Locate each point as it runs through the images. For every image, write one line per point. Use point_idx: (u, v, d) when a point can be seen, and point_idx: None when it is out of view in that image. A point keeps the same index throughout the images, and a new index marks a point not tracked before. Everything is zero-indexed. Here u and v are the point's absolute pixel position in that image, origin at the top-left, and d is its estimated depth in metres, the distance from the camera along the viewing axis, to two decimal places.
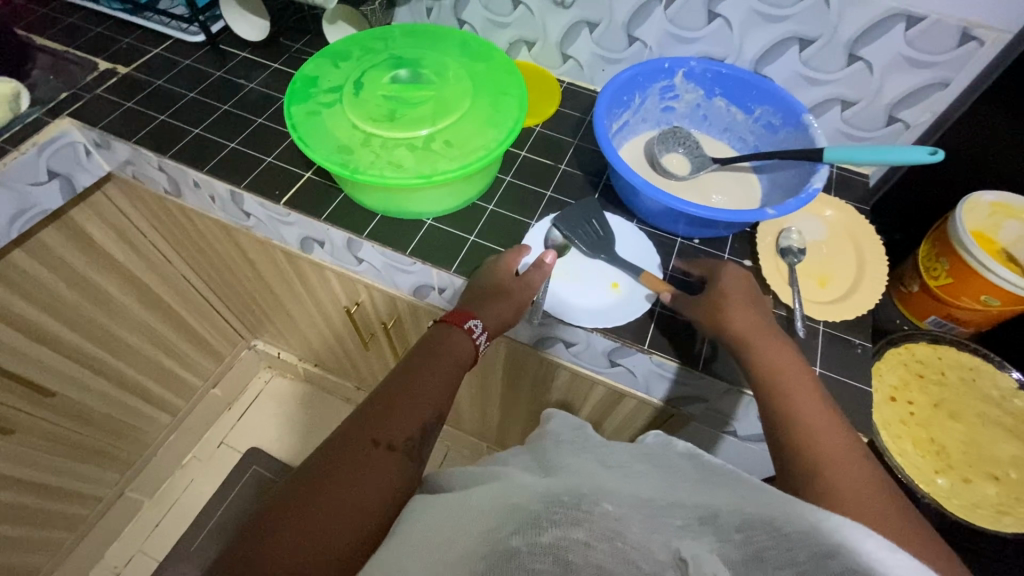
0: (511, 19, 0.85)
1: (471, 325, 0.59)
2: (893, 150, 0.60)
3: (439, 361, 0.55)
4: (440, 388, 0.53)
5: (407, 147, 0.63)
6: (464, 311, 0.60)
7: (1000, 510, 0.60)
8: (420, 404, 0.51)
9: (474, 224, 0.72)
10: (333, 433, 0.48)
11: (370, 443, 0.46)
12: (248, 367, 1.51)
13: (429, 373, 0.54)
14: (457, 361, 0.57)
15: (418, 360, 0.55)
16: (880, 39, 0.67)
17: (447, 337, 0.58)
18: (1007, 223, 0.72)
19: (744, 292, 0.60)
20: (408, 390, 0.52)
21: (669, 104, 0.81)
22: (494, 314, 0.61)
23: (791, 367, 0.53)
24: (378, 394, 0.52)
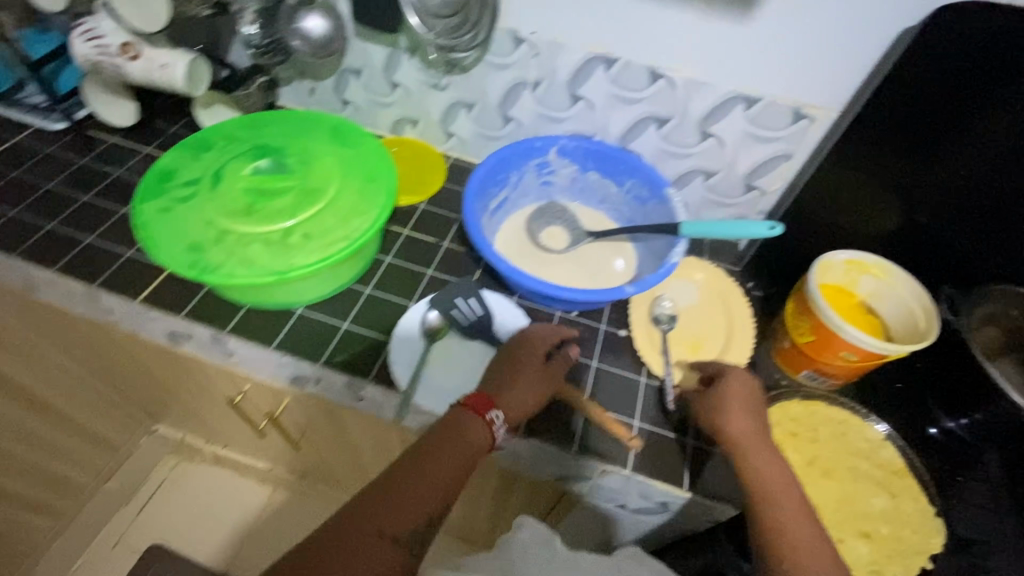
0: (392, 99, 0.86)
1: (491, 416, 0.57)
2: (739, 227, 0.65)
3: (456, 452, 0.53)
4: (450, 479, 0.52)
5: (262, 242, 0.61)
6: (486, 400, 0.57)
7: (872, 567, 0.62)
8: (426, 495, 0.51)
9: (348, 310, 0.71)
10: (342, 509, 0.49)
11: (374, 534, 0.47)
12: (149, 454, 1.38)
13: (439, 462, 0.52)
14: (472, 453, 0.54)
15: (432, 449, 0.53)
16: (725, 118, 0.72)
17: (462, 423, 0.55)
18: (861, 278, 0.78)
19: (749, 392, 0.60)
20: (418, 478, 0.51)
21: (547, 179, 0.83)
22: (507, 402, 0.59)
23: (782, 478, 0.54)
24: (391, 472, 0.52)
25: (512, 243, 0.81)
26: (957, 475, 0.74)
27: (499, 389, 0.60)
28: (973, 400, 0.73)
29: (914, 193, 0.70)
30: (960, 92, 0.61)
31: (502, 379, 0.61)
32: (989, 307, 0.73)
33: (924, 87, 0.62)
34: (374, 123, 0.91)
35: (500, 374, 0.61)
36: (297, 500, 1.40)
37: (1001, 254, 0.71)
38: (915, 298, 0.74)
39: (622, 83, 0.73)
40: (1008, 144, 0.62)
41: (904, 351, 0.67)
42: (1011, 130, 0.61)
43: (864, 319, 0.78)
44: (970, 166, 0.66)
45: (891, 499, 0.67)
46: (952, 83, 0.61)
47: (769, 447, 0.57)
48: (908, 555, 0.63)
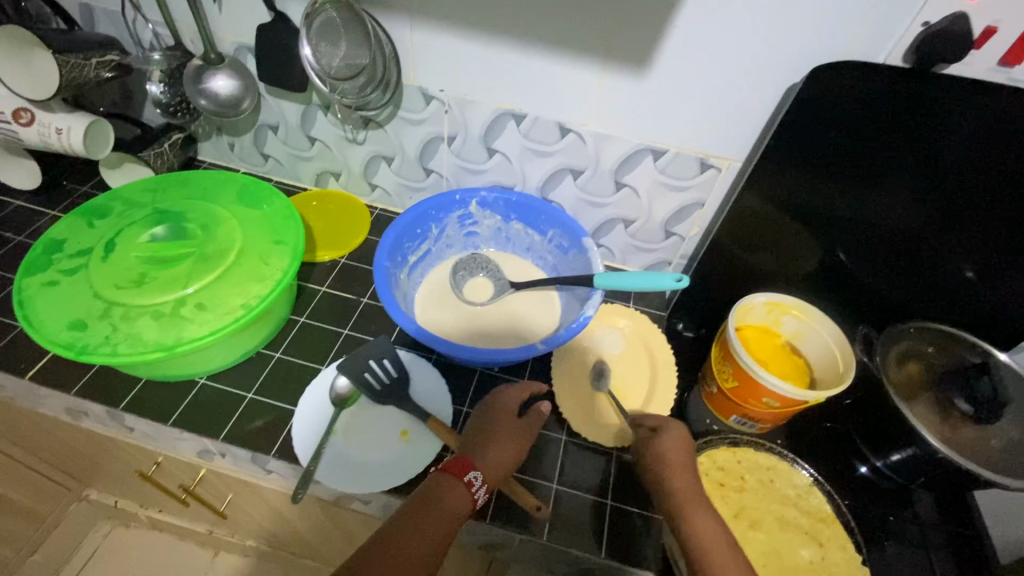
0: (312, 153, 0.85)
1: (470, 478, 0.54)
2: (646, 278, 0.65)
3: (437, 523, 0.51)
4: (434, 548, 0.50)
5: (151, 315, 0.58)
6: (467, 462, 0.55)
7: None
8: (409, 567, 0.49)
9: (255, 378, 0.68)
10: None
11: None
12: (80, 524, 1.30)
13: (420, 530, 0.50)
14: (454, 520, 0.52)
15: (415, 516, 0.51)
16: (636, 169, 0.73)
17: (441, 488, 0.53)
18: (783, 318, 0.78)
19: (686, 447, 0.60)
20: (402, 553, 0.49)
21: (470, 230, 0.83)
22: (487, 465, 0.56)
23: (719, 543, 0.53)
24: (374, 550, 0.49)
25: (434, 297, 0.79)
26: (886, 513, 0.73)
27: (475, 449, 0.57)
28: (891, 437, 0.72)
29: (827, 232, 0.72)
30: (856, 140, 0.63)
31: (477, 439, 0.59)
32: (906, 345, 0.74)
33: (820, 138, 0.63)
34: (296, 177, 0.90)
35: (475, 437, 0.59)
36: (241, 563, 1.32)
37: (912, 285, 0.74)
38: (833, 339, 0.75)
39: (535, 137, 0.73)
40: (905, 185, 0.65)
41: (824, 396, 0.67)
42: (906, 173, 0.64)
43: (790, 360, 0.78)
44: (875, 206, 0.68)
45: (819, 548, 0.66)
46: (846, 132, 0.62)
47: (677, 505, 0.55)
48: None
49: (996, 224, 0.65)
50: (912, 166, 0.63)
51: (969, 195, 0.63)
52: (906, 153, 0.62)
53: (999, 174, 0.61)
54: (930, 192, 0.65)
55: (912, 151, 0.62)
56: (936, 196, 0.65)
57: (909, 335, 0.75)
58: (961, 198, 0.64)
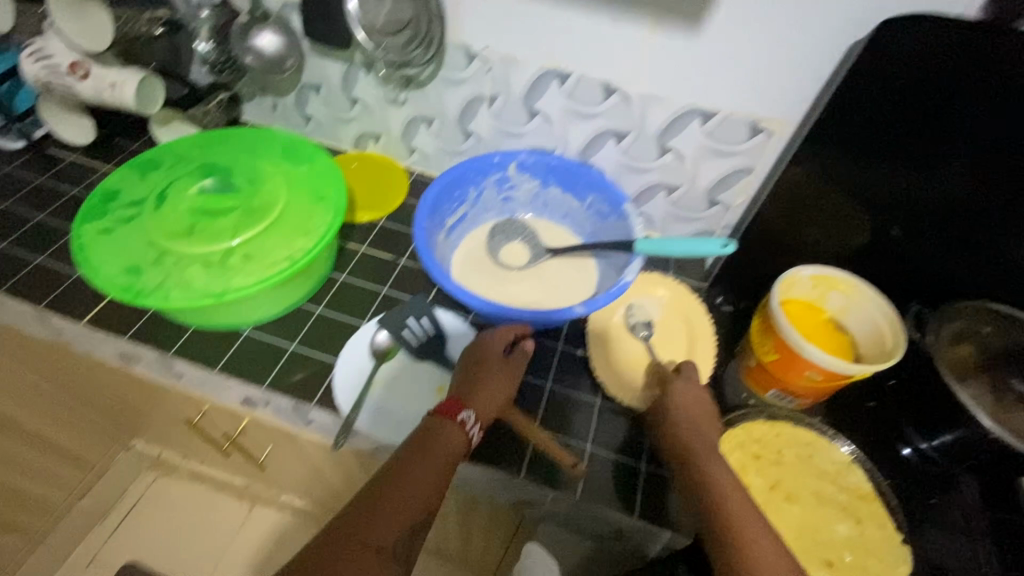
0: (353, 115, 0.86)
1: (463, 418, 0.56)
2: (691, 243, 0.64)
3: (433, 460, 0.52)
4: (433, 483, 0.52)
5: (201, 263, 0.60)
6: (455, 403, 0.56)
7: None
8: (409, 500, 0.50)
9: (298, 331, 0.70)
10: (326, 524, 0.49)
11: (358, 545, 0.47)
12: (125, 473, 1.36)
13: (418, 467, 0.52)
14: (451, 455, 0.54)
15: (413, 455, 0.53)
16: (683, 133, 0.70)
17: (436, 429, 0.54)
18: (830, 294, 0.76)
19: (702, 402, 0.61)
20: (400, 486, 0.51)
21: (507, 195, 0.82)
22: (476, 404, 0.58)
23: (736, 495, 0.53)
24: (376, 481, 0.52)
25: (471, 260, 0.79)
26: (928, 496, 0.71)
27: (467, 392, 0.59)
28: (942, 418, 0.69)
29: (883, 207, 0.69)
30: (921, 107, 0.59)
31: (468, 380, 0.60)
32: (964, 324, 0.70)
33: (880, 104, 0.60)
34: (337, 139, 0.91)
35: (467, 380, 0.60)
36: (275, 518, 1.38)
37: (976, 267, 0.69)
38: (882, 315, 0.72)
39: (578, 97, 0.71)
40: (974, 159, 0.60)
41: (869, 371, 0.65)
42: (975, 143, 0.59)
43: (834, 336, 0.76)
44: (937, 181, 0.64)
45: (857, 525, 0.64)
46: (912, 98, 0.59)
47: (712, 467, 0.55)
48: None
49: None
50: (980, 137, 0.59)
51: None
52: (978, 124, 0.58)
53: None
54: (1000, 167, 0.60)
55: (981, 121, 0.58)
56: (1007, 173, 0.60)
57: (968, 313, 0.70)
58: None
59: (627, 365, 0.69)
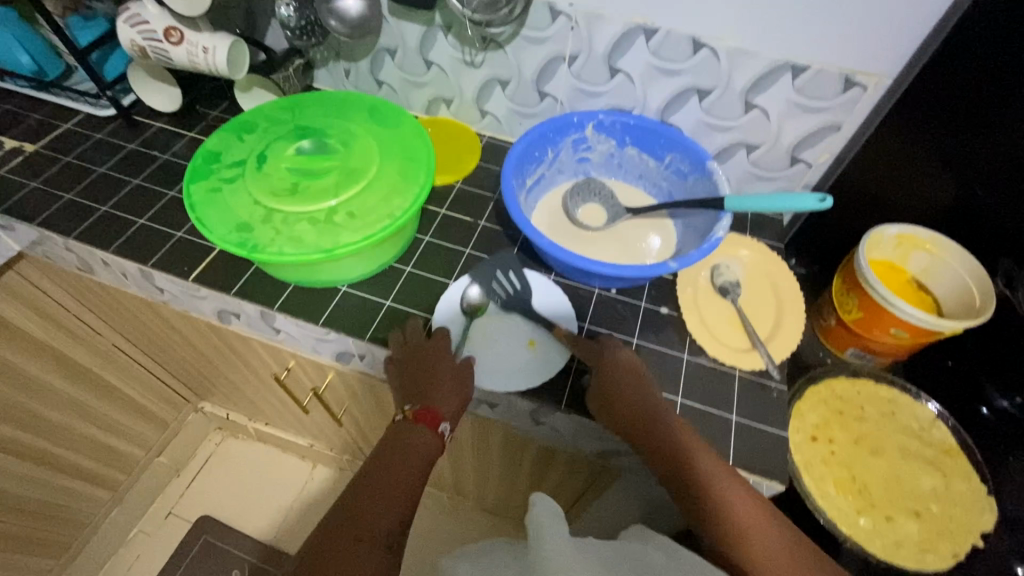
0: (427, 78, 0.86)
1: (440, 426, 0.60)
2: (787, 199, 0.64)
3: (409, 460, 0.57)
4: (414, 477, 0.56)
5: (308, 221, 0.63)
6: (435, 412, 0.60)
7: (922, 548, 0.61)
8: (395, 495, 0.54)
9: (391, 288, 0.72)
10: (315, 530, 0.51)
11: (353, 540, 0.49)
12: (195, 433, 1.44)
13: (394, 466, 0.56)
14: (425, 456, 0.58)
15: (384, 460, 0.56)
16: (770, 89, 0.70)
17: (409, 435, 0.59)
18: (912, 253, 0.75)
19: (632, 365, 0.61)
20: (384, 484, 0.54)
21: (583, 155, 0.82)
22: (444, 400, 0.61)
23: (705, 455, 0.54)
24: (356, 486, 0.54)
25: (550, 221, 0.79)
26: (1008, 455, 0.70)
27: (430, 393, 0.61)
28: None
29: (963, 160, 0.66)
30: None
31: (428, 378, 0.62)
32: None
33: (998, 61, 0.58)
34: (408, 105, 0.92)
35: (418, 379, 0.62)
36: (337, 476, 1.44)
37: None
38: (968, 273, 0.71)
39: (662, 54, 0.71)
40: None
41: (960, 327, 0.65)
42: None
43: (916, 296, 0.76)
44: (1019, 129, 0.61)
45: (941, 477, 0.65)
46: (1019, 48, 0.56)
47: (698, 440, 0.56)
48: (959, 532, 0.62)
49: None
50: None
51: None
52: None
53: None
54: None
55: None
56: None
57: None
58: None
59: (714, 321, 0.70)
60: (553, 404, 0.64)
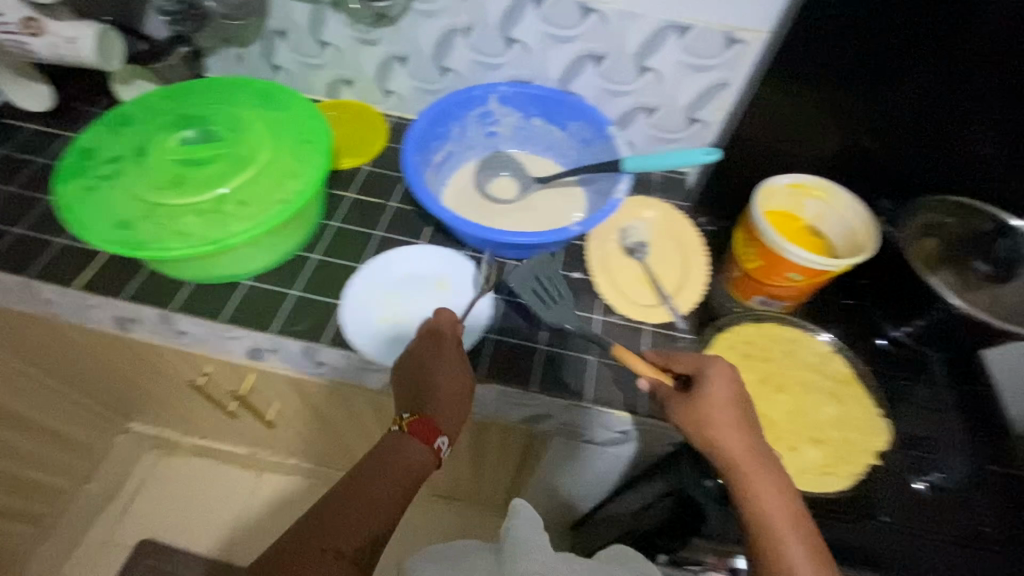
0: (324, 59, 0.83)
1: (438, 443, 0.57)
2: (679, 155, 0.68)
3: (397, 475, 0.55)
4: (398, 494, 0.54)
5: (196, 214, 0.60)
6: (433, 426, 0.57)
7: (821, 472, 0.65)
8: (374, 513, 0.52)
9: (297, 277, 0.70)
10: (288, 530, 0.51)
11: (318, 551, 0.48)
12: (126, 455, 1.36)
13: (379, 476, 0.54)
14: (415, 471, 0.56)
15: (374, 469, 0.55)
16: (660, 51, 0.72)
17: (403, 446, 0.56)
18: (805, 201, 0.79)
19: (732, 393, 0.56)
20: (364, 496, 0.53)
21: (490, 129, 0.81)
22: (445, 416, 0.58)
23: (781, 504, 0.52)
24: (336, 491, 0.54)
25: (461, 197, 0.79)
26: (903, 378, 0.78)
27: (432, 402, 0.58)
28: (915, 308, 0.76)
29: (860, 118, 0.72)
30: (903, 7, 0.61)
31: (430, 388, 0.58)
32: (926, 217, 0.76)
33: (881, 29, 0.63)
34: (309, 89, 0.89)
35: (420, 389, 0.59)
36: (285, 481, 1.40)
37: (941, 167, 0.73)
38: (856, 217, 0.76)
39: (554, 21, 0.71)
40: (950, 63, 0.63)
41: (845, 265, 0.69)
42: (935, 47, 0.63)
43: (813, 242, 0.80)
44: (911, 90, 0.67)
45: (837, 404, 0.70)
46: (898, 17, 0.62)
47: (775, 473, 0.53)
48: (856, 454, 0.67)
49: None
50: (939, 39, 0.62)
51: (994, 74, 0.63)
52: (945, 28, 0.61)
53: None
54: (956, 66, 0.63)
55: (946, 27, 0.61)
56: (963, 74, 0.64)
57: (932, 207, 0.76)
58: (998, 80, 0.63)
59: (624, 280, 0.72)
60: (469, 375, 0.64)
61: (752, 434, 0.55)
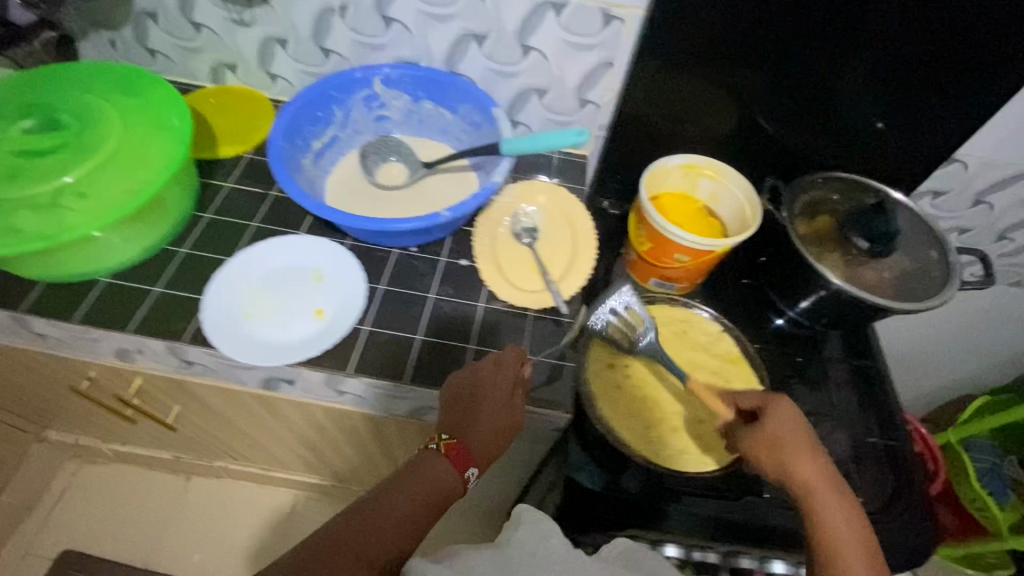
0: (200, 43, 0.79)
1: (467, 474, 0.58)
2: (549, 137, 0.67)
3: (429, 493, 0.56)
4: (427, 512, 0.55)
5: (29, 207, 0.56)
6: (467, 456, 0.58)
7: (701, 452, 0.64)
8: (402, 528, 0.53)
9: (160, 273, 0.66)
10: (325, 530, 0.53)
11: (353, 559, 0.50)
12: (42, 465, 1.29)
13: (411, 492, 0.55)
14: (447, 494, 0.57)
15: (409, 486, 0.56)
16: (540, 29, 0.70)
17: (433, 467, 0.57)
18: (699, 181, 0.78)
19: (798, 426, 0.57)
20: (396, 508, 0.54)
21: (379, 114, 0.79)
22: (479, 446, 0.59)
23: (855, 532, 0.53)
24: (370, 497, 0.55)
25: (346, 185, 0.75)
26: (795, 354, 0.79)
27: (467, 429, 0.59)
28: (799, 287, 0.75)
29: (755, 98, 0.73)
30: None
31: (468, 417, 0.59)
32: (813, 194, 0.75)
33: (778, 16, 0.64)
34: (192, 75, 0.84)
35: (458, 416, 0.59)
36: (217, 482, 1.36)
37: (830, 141, 0.77)
38: (745, 196, 0.76)
39: None
40: (842, 44, 0.66)
41: (727, 245, 0.69)
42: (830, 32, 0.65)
43: (709, 221, 0.79)
44: (810, 73, 0.69)
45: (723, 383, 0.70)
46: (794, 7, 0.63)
47: (845, 500, 0.55)
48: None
49: (916, 89, 0.69)
50: (833, 25, 0.64)
51: (883, 57, 0.67)
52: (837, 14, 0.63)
53: (909, 15, 0.63)
54: (851, 50, 0.66)
55: (840, 12, 0.63)
56: (855, 54, 0.67)
57: (819, 185, 0.76)
58: (887, 62, 0.67)
59: (510, 265, 0.70)
60: (339, 368, 0.61)
61: (823, 463, 0.57)
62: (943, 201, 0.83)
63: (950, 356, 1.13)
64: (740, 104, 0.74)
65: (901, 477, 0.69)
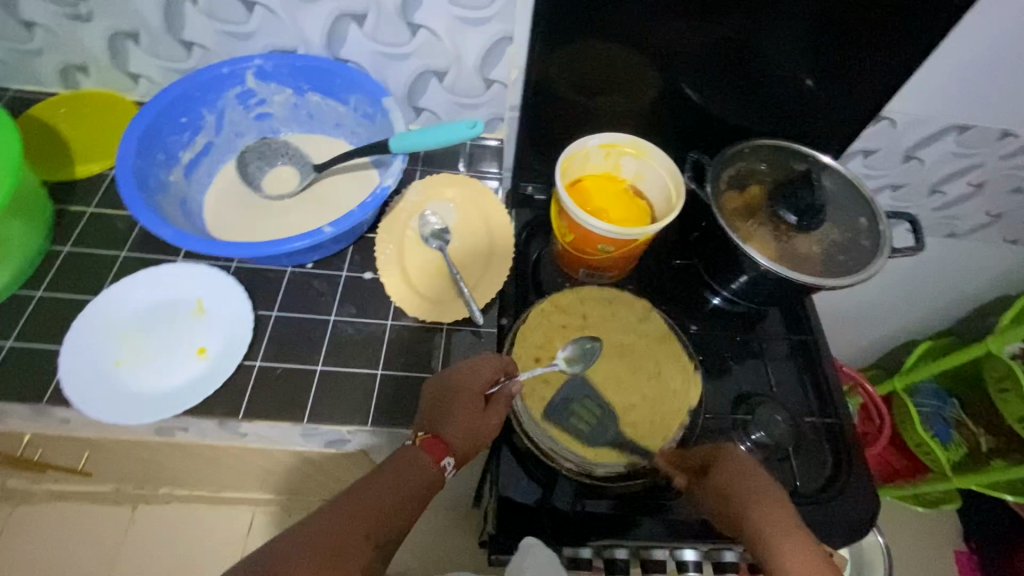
0: (38, 43, 0.67)
1: (445, 463, 0.52)
2: (442, 133, 0.59)
3: (415, 480, 0.51)
4: (418, 493, 0.51)
5: None
6: (445, 445, 0.52)
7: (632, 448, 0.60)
8: (400, 507, 0.49)
9: (14, 323, 0.57)
10: (321, 506, 0.48)
11: (359, 536, 0.46)
12: None
13: (403, 478, 0.50)
14: (427, 485, 0.51)
15: (389, 479, 0.50)
16: (424, 3, 0.61)
17: (413, 459, 0.51)
18: (622, 160, 0.73)
19: (747, 469, 0.55)
20: (393, 490, 0.50)
21: (261, 111, 0.70)
22: (458, 432, 0.53)
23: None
24: (366, 477, 0.51)
25: (229, 200, 0.68)
26: (734, 335, 0.76)
27: (445, 419, 0.53)
28: (733, 259, 0.70)
29: (669, 62, 0.66)
30: None
31: (442, 406, 0.53)
32: (740, 165, 0.71)
33: None
34: (39, 80, 0.72)
35: (437, 408, 0.54)
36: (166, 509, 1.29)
37: (753, 105, 0.72)
38: (668, 173, 0.70)
39: None
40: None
41: (648, 230, 0.63)
42: None
43: (636, 201, 0.74)
44: (722, 30, 0.63)
45: (652, 365, 0.65)
46: None
47: (803, 542, 0.50)
48: (668, 419, 0.62)
49: (835, 40, 0.63)
50: None
51: (798, 8, 0.60)
52: None
53: None
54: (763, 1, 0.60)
55: None
56: (768, 8, 0.60)
57: (745, 155, 0.71)
58: (803, 13, 0.61)
59: (418, 276, 0.64)
60: (232, 415, 0.54)
61: (777, 505, 0.53)
62: (873, 158, 0.80)
63: (893, 307, 1.14)
64: (654, 70, 0.67)
65: (840, 453, 0.68)
